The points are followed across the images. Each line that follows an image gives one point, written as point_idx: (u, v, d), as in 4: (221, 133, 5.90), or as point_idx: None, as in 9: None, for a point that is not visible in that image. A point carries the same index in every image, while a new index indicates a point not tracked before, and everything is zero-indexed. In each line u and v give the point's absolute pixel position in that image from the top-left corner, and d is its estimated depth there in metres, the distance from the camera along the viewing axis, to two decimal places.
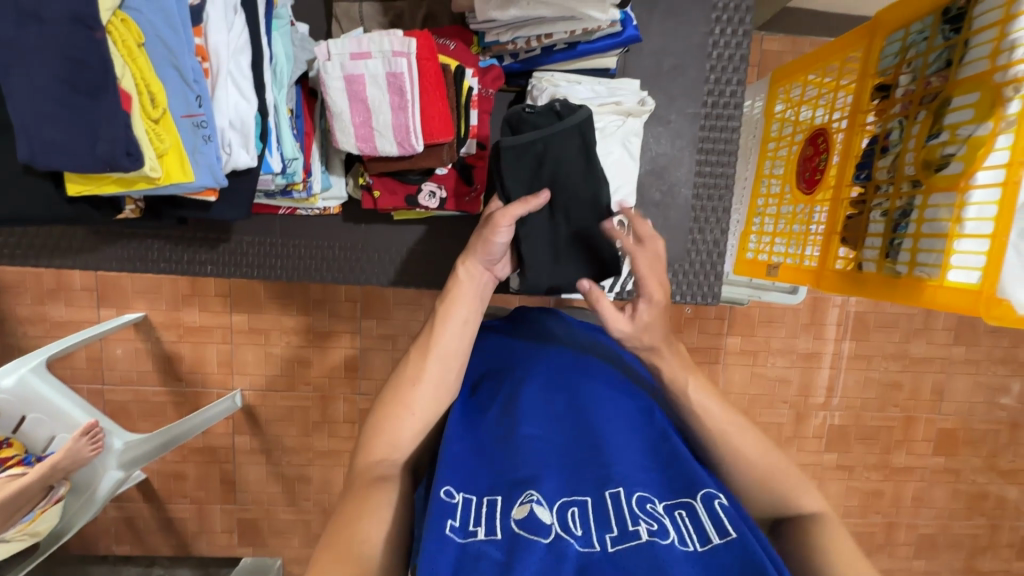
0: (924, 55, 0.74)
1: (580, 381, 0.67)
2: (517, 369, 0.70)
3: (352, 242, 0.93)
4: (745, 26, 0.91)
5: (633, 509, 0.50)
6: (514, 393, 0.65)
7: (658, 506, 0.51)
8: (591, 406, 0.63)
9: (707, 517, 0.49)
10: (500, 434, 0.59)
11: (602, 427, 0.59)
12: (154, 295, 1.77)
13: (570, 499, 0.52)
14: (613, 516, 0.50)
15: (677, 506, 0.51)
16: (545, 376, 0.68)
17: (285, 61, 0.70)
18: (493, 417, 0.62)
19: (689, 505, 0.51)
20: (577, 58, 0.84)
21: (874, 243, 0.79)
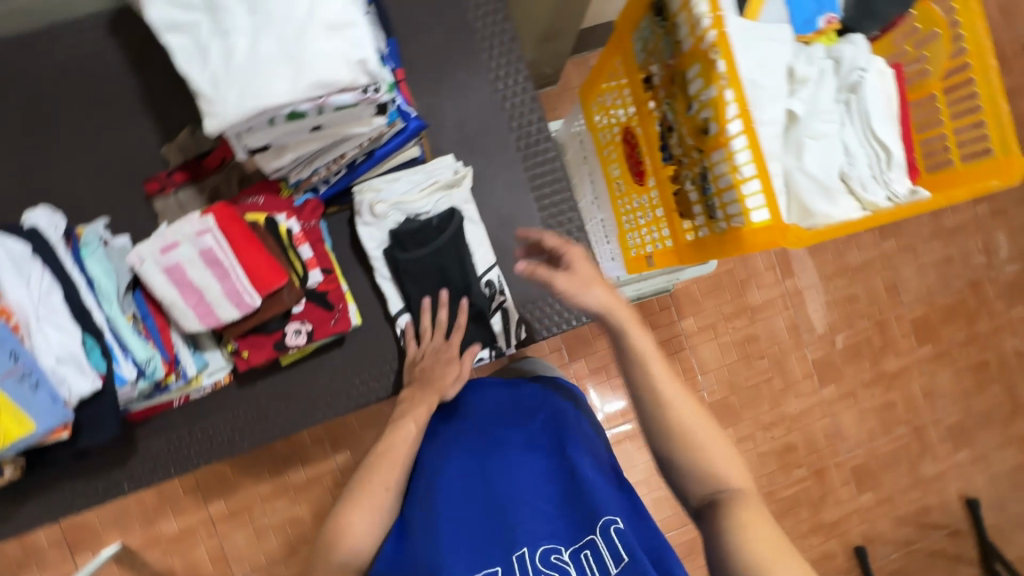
0: (658, 45, 0.83)
1: (493, 453, 0.80)
2: (435, 455, 0.82)
3: (256, 402, 0.94)
4: (523, 74, 1.01)
5: (536, 564, 0.68)
6: (437, 486, 0.78)
7: (563, 555, 0.69)
8: (501, 476, 0.77)
9: (606, 549, 0.67)
10: (423, 527, 0.74)
11: (511, 496, 0.74)
12: (125, 519, 1.71)
13: (489, 570, 0.68)
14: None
15: (583, 546, 0.69)
16: (462, 459, 0.80)
17: (106, 278, 0.74)
18: (417, 512, 0.77)
19: (592, 542, 0.69)
20: (381, 161, 0.90)
21: (698, 209, 0.85)
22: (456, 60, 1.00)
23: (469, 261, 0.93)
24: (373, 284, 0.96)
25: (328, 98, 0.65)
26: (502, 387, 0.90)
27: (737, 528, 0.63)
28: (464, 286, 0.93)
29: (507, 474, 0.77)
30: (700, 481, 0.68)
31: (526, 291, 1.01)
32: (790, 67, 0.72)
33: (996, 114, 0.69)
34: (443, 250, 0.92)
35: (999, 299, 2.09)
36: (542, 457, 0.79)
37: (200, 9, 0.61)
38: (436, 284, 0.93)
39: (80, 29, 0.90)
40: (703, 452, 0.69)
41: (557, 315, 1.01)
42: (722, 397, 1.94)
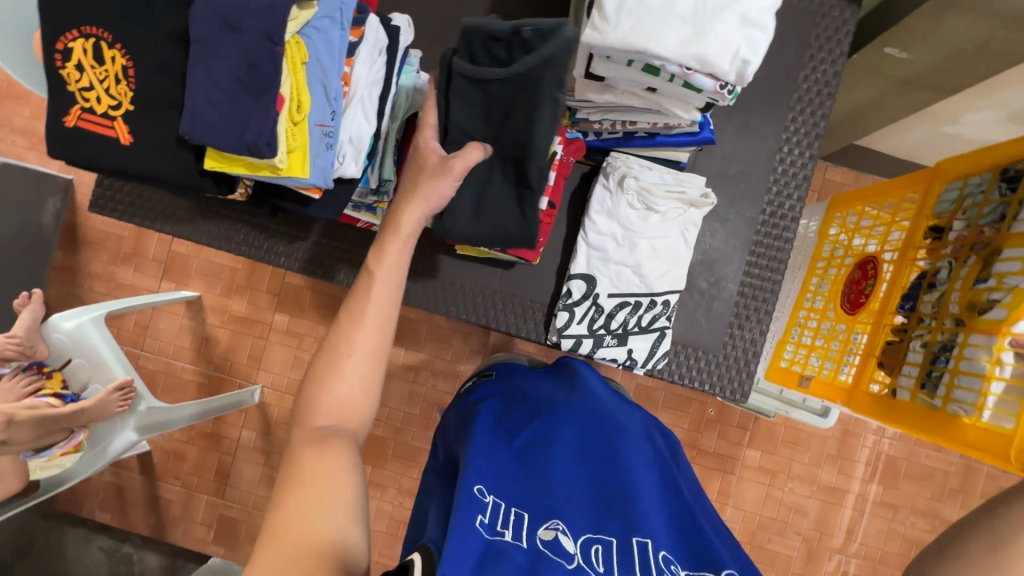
0: (980, 206, 0.79)
1: (611, 438, 0.73)
2: (548, 412, 0.77)
3: (413, 267, 1.01)
4: (811, 152, 1.00)
5: (658, 561, 0.55)
6: (547, 437, 0.71)
7: (678, 568, 0.55)
8: (621, 463, 0.69)
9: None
10: (527, 472, 0.64)
11: (632, 490, 0.64)
12: (212, 279, 1.90)
13: (594, 539, 0.57)
14: (638, 562, 0.54)
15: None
16: (576, 423, 0.75)
17: (404, 98, 0.82)
18: (521, 451, 0.68)
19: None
20: (654, 146, 0.92)
21: (911, 372, 0.81)
22: (759, 102, 1.00)
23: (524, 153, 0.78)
24: (566, 237, 1.00)
25: (693, 74, 0.67)
26: (613, 394, 0.87)
27: None
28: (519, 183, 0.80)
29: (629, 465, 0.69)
30: None
31: (684, 332, 1.01)
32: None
33: None
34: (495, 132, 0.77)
35: None
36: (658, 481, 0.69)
37: None
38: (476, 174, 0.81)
39: None
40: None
41: (695, 370, 1.00)
42: None
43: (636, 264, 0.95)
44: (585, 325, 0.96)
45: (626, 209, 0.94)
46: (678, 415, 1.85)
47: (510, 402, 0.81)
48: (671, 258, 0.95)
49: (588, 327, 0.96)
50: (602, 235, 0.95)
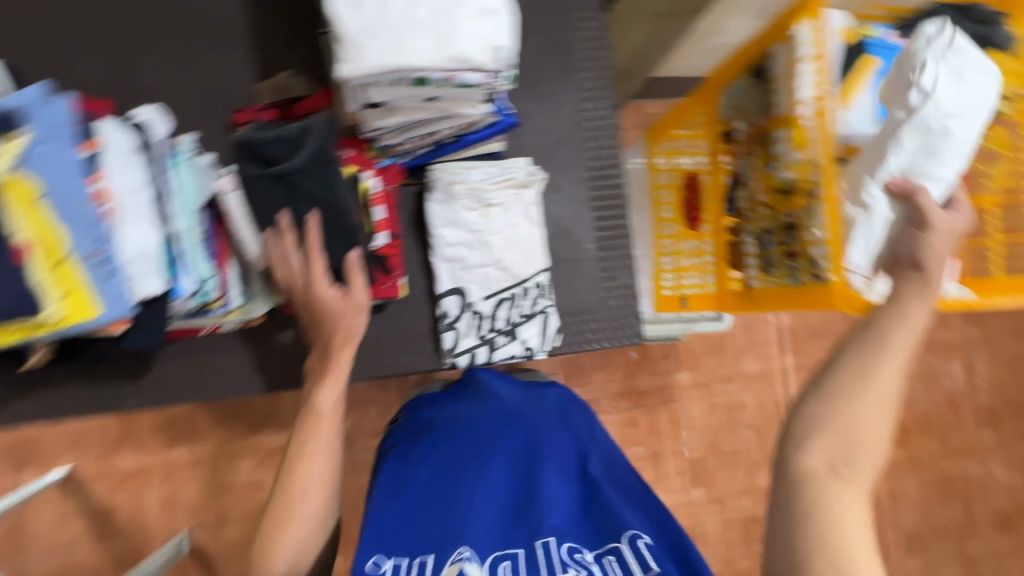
0: (748, 104, 0.89)
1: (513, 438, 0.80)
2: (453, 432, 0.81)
3: (281, 349, 0.94)
4: (608, 101, 1.06)
5: (561, 558, 0.65)
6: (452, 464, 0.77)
7: (578, 556, 0.65)
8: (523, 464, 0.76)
9: (632, 557, 0.64)
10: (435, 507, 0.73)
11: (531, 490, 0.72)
12: (82, 445, 1.65)
13: (502, 555, 0.67)
14: (543, 566, 0.64)
15: (600, 555, 0.66)
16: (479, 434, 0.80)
17: (189, 190, 0.75)
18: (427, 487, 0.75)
19: (616, 549, 0.65)
20: (467, 147, 0.93)
21: (754, 262, 0.90)
22: (548, 73, 1.05)
23: (341, 182, 0.74)
24: (423, 259, 0.98)
25: (459, 74, 0.68)
26: (517, 384, 0.86)
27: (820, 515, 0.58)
28: (340, 214, 0.75)
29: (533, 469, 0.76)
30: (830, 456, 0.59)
31: (568, 303, 1.04)
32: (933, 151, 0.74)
33: None
34: (307, 172, 0.72)
35: (974, 421, 2.13)
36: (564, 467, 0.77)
37: None
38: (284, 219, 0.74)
39: None
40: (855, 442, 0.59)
41: (590, 332, 1.04)
42: (700, 456, 1.96)
43: (497, 258, 0.95)
44: (474, 334, 0.96)
45: (465, 213, 0.94)
46: (609, 370, 1.93)
47: (411, 434, 0.83)
48: (526, 241, 0.97)
49: (478, 335, 0.96)
50: (454, 245, 0.95)
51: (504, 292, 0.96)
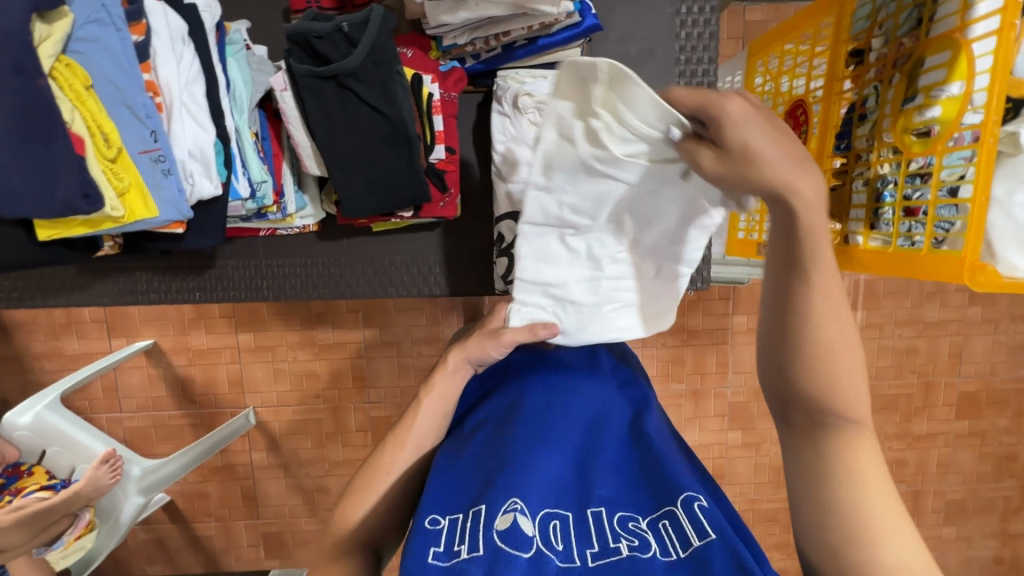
0: (895, 16, 0.72)
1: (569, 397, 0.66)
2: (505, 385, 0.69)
3: (336, 258, 0.94)
4: (712, 3, 0.89)
5: (614, 528, 0.51)
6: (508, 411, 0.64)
7: (640, 524, 0.52)
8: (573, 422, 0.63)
9: (689, 523, 0.50)
10: (483, 457, 0.59)
11: (592, 454, 0.59)
12: (162, 322, 1.80)
13: (552, 511, 0.53)
14: (595, 536, 0.50)
15: (660, 518, 0.52)
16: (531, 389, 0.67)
17: (242, 86, 0.70)
18: (479, 442, 0.61)
19: (671, 513, 0.52)
20: (540, 52, 0.82)
21: (859, 214, 0.76)
22: None
23: (399, 87, 0.68)
24: (482, 177, 0.91)
25: None
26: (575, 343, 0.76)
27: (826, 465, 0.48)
28: (397, 124, 0.69)
29: (584, 425, 0.62)
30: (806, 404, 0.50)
31: None
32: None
33: None
34: (363, 74, 0.66)
35: None
36: (621, 423, 0.63)
37: None
38: (340, 125, 0.69)
39: None
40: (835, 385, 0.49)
41: None
42: (743, 401, 1.92)
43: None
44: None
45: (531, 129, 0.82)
46: None
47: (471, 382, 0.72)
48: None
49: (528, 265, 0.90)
50: (513, 164, 0.82)
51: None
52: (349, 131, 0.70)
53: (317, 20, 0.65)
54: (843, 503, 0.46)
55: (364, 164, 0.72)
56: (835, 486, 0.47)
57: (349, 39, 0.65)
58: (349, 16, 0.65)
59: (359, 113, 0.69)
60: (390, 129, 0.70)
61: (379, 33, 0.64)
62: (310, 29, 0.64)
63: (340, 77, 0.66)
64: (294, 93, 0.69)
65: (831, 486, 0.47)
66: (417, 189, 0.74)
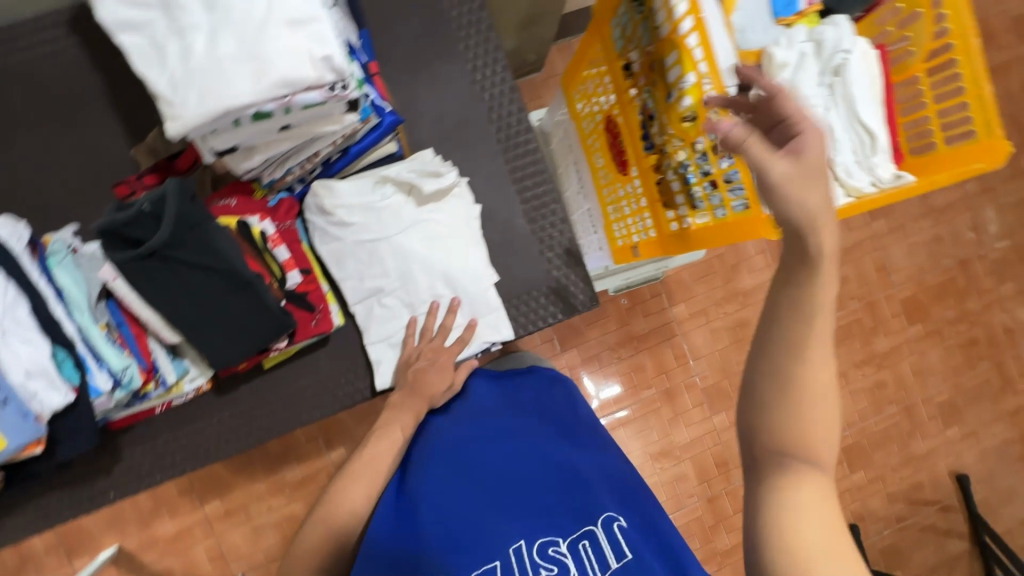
0: (636, 31, 0.81)
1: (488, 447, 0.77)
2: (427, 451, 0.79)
3: (240, 406, 0.94)
4: (501, 64, 0.99)
5: (535, 560, 0.66)
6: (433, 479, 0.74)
7: (560, 548, 0.66)
8: (495, 468, 0.74)
9: (608, 544, 0.65)
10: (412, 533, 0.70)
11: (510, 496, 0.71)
12: (121, 523, 1.71)
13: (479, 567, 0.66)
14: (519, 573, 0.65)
15: (580, 537, 0.67)
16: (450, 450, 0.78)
17: (75, 287, 0.72)
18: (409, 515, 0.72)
19: (591, 534, 0.66)
20: (357, 158, 0.88)
21: (681, 199, 0.83)
22: (429, 52, 0.98)
23: (219, 239, 0.71)
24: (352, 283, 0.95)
25: (293, 98, 0.62)
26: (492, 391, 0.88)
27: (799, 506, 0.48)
28: (230, 274, 0.72)
29: (503, 469, 0.74)
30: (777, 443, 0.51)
31: (517, 283, 1.00)
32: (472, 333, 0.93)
33: (980, 94, 0.67)
34: (179, 241, 0.68)
35: (987, 276, 2.07)
36: (535, 455, 0.75)
37: (156, 8, 0.58)
38: (176, 293, 0.71)
39: (39, 28, 0.87)
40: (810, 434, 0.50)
41: (546, 306, 1.00)
42: (714, 382, 1.93)
43: (401, 273, 0.90)
44: (385, 341, 0.92)
45: (357, 225, 0.88)
46: (604, 323, 1.90)
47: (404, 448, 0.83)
48: (456, 260, 0.91)
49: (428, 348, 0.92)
50: (343, 263, 0.90)
51: (406, 301, 0.91)
52: (188, 296, 0.72)
53: (120, 208, 0.68)
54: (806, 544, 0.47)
55: (215, 319, 0.74)
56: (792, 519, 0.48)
57: (156, 217, 0.67)
58: (150, 195, 0.68)
59: (191, 277, 0.71)
60: (226, 280, 0.72)
61: (177, 203, 0.67)
62: (114, 219, 0.66)
63: (159, 252, 0.68)
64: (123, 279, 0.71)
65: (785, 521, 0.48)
66: (274, 321, 0.76)
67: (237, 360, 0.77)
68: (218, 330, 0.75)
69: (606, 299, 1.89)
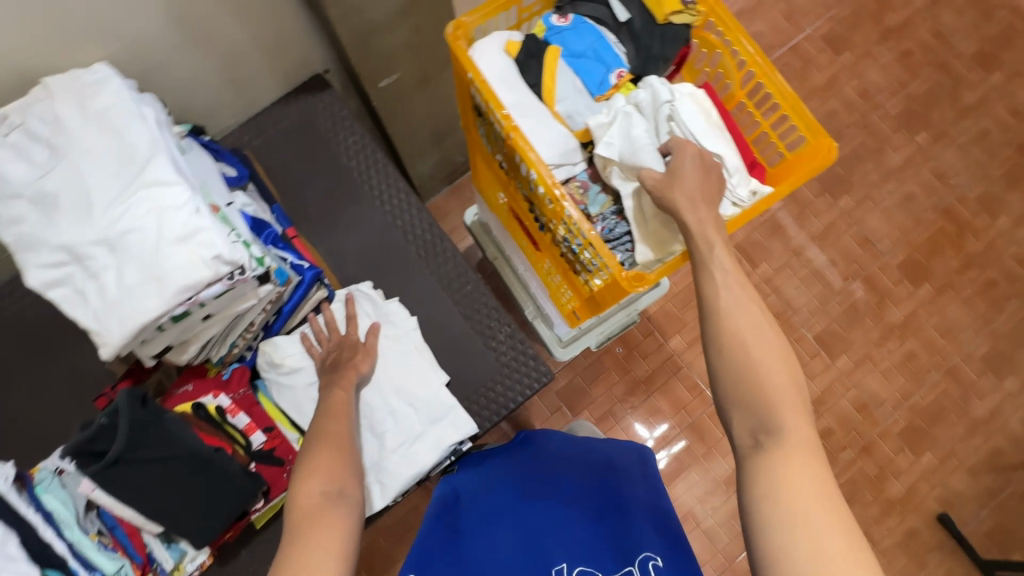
0: (492, 139, 0.91)
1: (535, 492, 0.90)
2: (476, 498, 0.92)
3: (244, 571, 0.97)
4: (403, 191, 1.11)
5: None
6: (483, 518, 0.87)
7: None
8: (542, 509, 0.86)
9: None
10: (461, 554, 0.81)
11: (544, 534, 0.82)
12: None
13: None
14: None
15: (621, 575, 0.73)
16: (502, 495, 0.91)
17: (63, 507, 0.80)
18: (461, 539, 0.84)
19: (631, 572, 0.72)
20: (292, 314, 0.97)
21: (579, 266, 0.88)
22: (340, 200, 1.11)
23: (175, 428, 0.79)
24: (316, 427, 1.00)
25: (199, 295, 0.72)
26: (545, 450, 1.00)
27: (776, 479, 0.56)
28: (190, 456, 0.79)
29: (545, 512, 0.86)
30: (750, 427, 0.61)
31: (469, 380, 1.04)
32: (437, 441, 0.96)
33: (794, 103, 0.74)
34: (137, 442, 0.76)
35: (976, 215, 1.94)
36: (578, 507, 0.87)
37: (70, 262, 0.69)
38: (147, 489, 0.78)
39: (17, 285, 1.04)
40: (771, 392, 0.60)
41: (504, 393, 1.03)
42: None
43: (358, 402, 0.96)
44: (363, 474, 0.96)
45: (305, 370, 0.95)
46: (607, 377, 1.89)
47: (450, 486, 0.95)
48: (406, 373, 0.98)
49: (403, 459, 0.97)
50: (302, 408, 0.94)
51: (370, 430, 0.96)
52: (157, 489, 0.79)
53: (85, 427, 0.77)
54: (778, 512, 0.55)
55: (186, 501, 0.80)
56: (768, 491, 0.56)
57: (114, 427, 0.76)
58: (106, 409, 0.77)
59: (156, 470, 0.78)
60: (187, 462, 0.79)
61: (128, 411, 0.76)
62: (80, 439, 0.75)
63: (122, 458, 0.76)
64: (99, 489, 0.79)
65: (766, 507, 0.56)
66: (242, 485, 0.83)
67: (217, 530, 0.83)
68: (193, 511, 0.81)
69: (600, 353, 1.91)
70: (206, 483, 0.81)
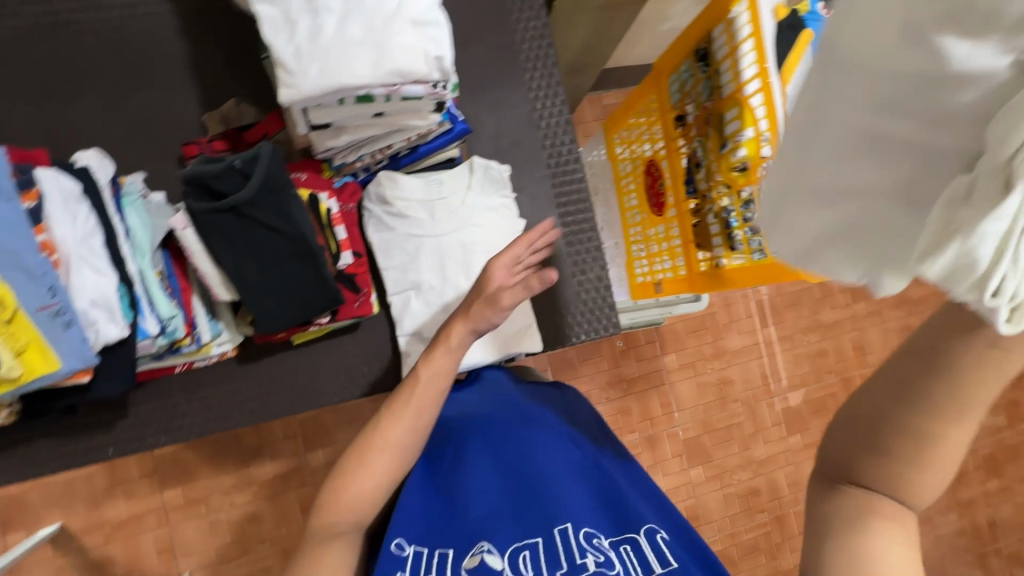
0: (695, 89, 0.91)
1: (535, 439, 0.78)
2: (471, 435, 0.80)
3: (259, 379, 0.94)
4: (559, 97, 1.07)
5: (580, 544, 0.66)
6: (472, 458, 0.77)
7: (603, 540, 0.67)
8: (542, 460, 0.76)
9: (648, 549, 0.65)
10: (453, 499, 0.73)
11: (545, 487, 0.73)
12: (70, 499, 1.28)
13: (520, 544, 0.67)
14: (562, 553, 0.66)
15: (623, 541, 0.67)
16: (499, 434, 0.79)
17: (142, 230, 0.75)
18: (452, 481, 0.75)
19: (632, 539, 0.67)
20: (423, 158, 0.94)
21: (719, 240, 0.90)
22: (498, 76, 1.06)
23: (297, 206, 0.74)
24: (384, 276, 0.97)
25: (401, 88, 0.68)
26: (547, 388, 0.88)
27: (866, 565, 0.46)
28: (299, 241, 0.75)
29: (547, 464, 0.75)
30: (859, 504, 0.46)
31: (545, 301, 1.04)
32: (502, 341, 0.96)
33: None
34: (260, 201, 0.72)
35: None
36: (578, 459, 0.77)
37: None
38: (245, 252, 0.74)
39: None
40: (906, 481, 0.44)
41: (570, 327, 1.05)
42: (694, 436, 1.94)
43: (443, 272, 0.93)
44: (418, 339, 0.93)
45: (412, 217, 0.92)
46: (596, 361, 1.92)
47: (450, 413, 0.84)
48: None
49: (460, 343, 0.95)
50: (391, 253, 0.93)
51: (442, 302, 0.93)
52: (253, 259, 0.74)
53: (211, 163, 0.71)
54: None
55: (272, 282, 0.76)
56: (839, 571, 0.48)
57: (242, 175, 0.71)
58: (240, 155, 0.72)
59: (263, 238, 0.74)
60: (293, 245, 0.75)
61: (270, 166, 0.71)
62: (204, 171, 0.70)
63: (237, 210, 0.71)
64: (191, 229, 0.72)
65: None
66: (327, 293, 0.78)
67: (283, 326, 0.78)
68: (273, 297, 0.77)
69: None
70: (300, 275, 0.77)
